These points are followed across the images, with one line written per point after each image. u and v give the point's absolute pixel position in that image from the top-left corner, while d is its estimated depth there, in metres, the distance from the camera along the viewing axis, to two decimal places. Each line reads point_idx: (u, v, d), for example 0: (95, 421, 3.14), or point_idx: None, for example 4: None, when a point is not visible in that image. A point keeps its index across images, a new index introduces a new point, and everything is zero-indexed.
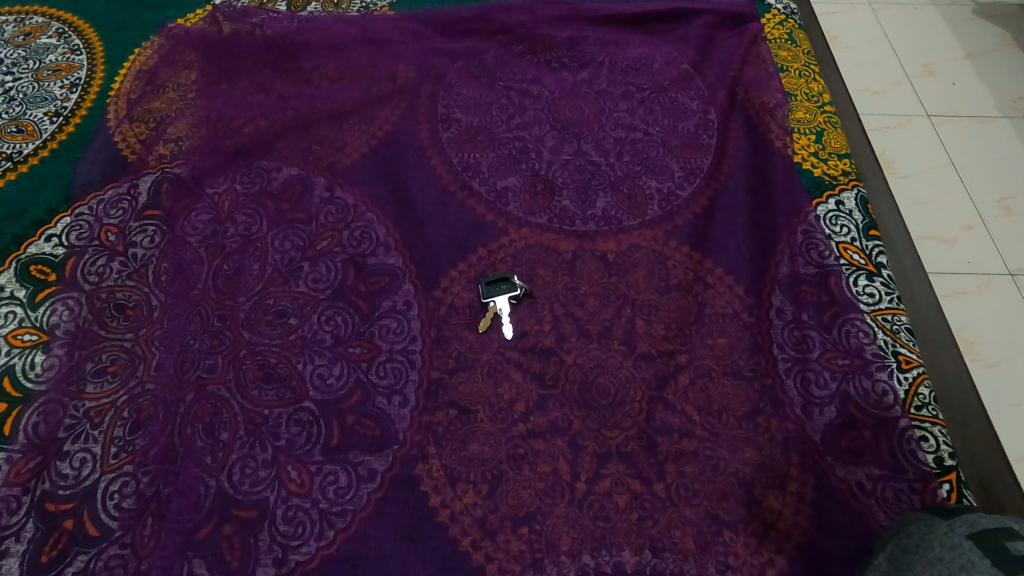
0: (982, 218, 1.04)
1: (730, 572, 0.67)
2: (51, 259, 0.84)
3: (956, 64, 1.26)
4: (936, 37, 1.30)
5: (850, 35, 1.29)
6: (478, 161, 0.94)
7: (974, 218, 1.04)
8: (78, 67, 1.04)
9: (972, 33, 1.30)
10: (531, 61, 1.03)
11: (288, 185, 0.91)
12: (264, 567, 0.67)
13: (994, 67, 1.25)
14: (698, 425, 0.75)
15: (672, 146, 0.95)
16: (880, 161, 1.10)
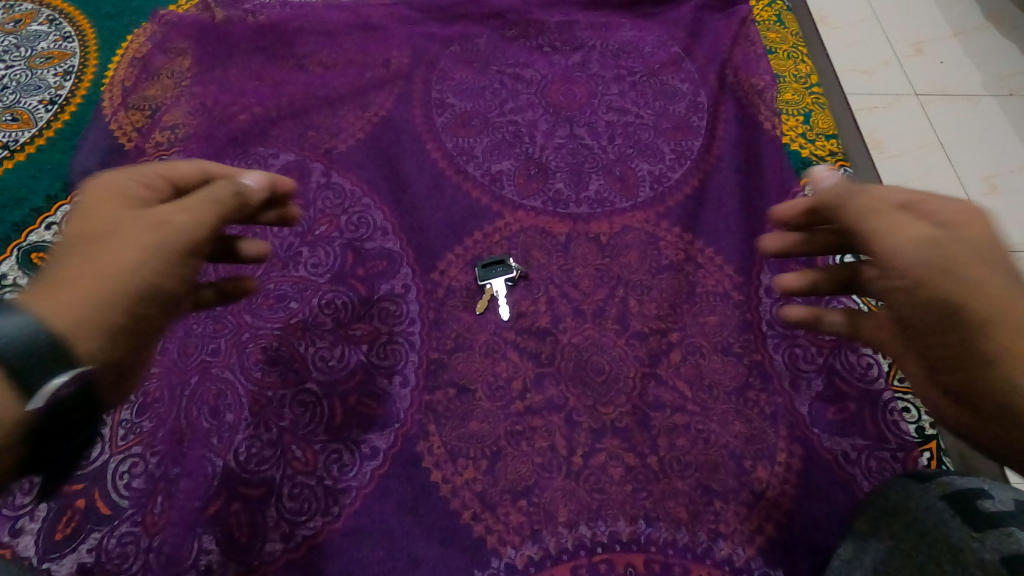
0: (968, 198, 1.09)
1: (720, 540, 0.70)
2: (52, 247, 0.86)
3: (944, 42, 1.28)
4: (925, 14, 1.31)
5: (840, 15, 1.30)
6: (472, 146, 0.95)
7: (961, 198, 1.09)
8: (71, 54, 1.04)
9: (961, 10, 1.32)
10: (523, 45, 1.04)
11: (285, 171, 0.93)
12: (272, 542, 0.70)
13: (982, 44, 1.27)
14: (689, 400, 0.77)
15: (662, 128, 0.97)
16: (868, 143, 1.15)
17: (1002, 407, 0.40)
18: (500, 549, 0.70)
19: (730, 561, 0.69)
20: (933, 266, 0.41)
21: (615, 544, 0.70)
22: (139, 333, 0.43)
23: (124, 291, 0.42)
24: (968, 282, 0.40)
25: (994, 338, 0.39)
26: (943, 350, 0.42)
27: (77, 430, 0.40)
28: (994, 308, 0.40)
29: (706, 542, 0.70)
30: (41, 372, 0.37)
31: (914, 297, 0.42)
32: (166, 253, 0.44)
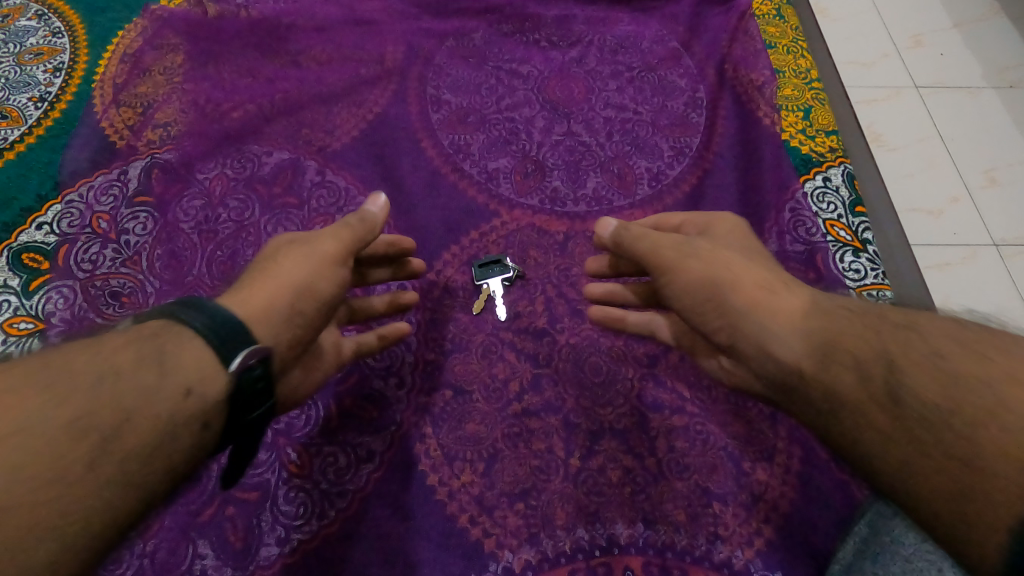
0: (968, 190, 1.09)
1: (719, 542, 0.70)
2: (44, 247, 0.85)
3: (944, 34, 1.26)
4: (925, 5, 1.30)
5: (839, 4, 1.28)
6: (469, 143, 0.94)
7: (961, 190, 1.09)
8: (61, 50, 1.02)
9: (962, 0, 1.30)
10: (520, 40, 1.02)
11: (279, 169, 0.92)
12: (267, 546, 0.69)
13: (983, 36, 1.26)
14: (688, 401, 0.76)
15: (661, 125, 0.96)
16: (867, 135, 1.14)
17: (766, 367, 0.54)
18: (497, 552, 0.69)
19: (729, 563, 0.69)
20: (700, 266, 0.59)
21: (613, 547, 0.69)
22: (297, 315, 0.56)
23: (290, 286, 0.56)
24: (721, 273, 0.58)
25: (746, 311, 0.55)
26: (712, 325, 0.58)
27: (263, 401, 0.50)
28: (744, 291, 0.56)
29: (705, 545, 0.70)
30: (235, 345, 0.48)
31: (687, 291, 0.59)
32: (318, 263, 0.59)
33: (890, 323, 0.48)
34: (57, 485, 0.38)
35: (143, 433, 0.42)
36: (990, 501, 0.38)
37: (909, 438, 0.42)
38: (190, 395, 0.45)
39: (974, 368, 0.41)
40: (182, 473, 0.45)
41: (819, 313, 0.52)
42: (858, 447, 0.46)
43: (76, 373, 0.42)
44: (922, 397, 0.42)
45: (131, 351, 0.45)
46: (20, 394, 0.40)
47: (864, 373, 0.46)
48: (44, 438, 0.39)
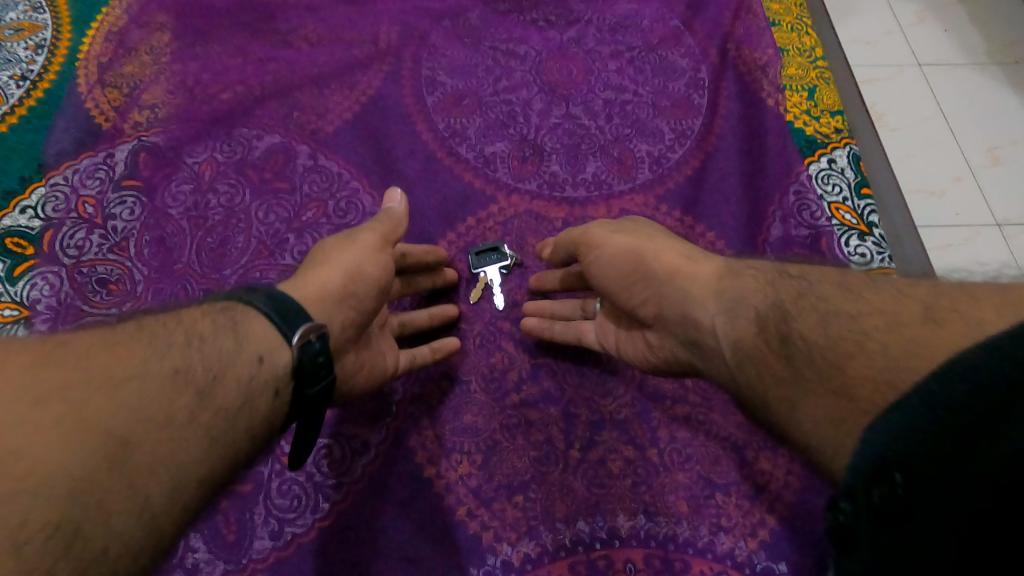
0: (970, 169, 1.09)
1: (722, 534, 0.69)
2: (27, 232, 0.83)
3: (946, 10, 1.25)
4: None
5: None
6: (465, 126, 0.91)
7: (963, 169, 1.09)
8: (43, 27, 0.99)
9: None
10: (516, 19, 0.99)
11: (270, 153, 0.89)
12: (261, 539, 0.68)
13: (986, 11, 1.25)
14: (690, 390, 0.75)
15: (661, 106, 0.93)
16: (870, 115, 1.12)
17: (683, 327, 0.57)
18: (496, 546, 0.68)
19: (732, 555, 0.68)
20: (624, 242, 0.64)
21: (614, 540, 0.68)
22: (349, 296, 0.59)
23: (340, 267, 0.59)
24: (645, 244, 0.63)
25: (663, 272, 0.60)
26: (637, 295, 0.63)
27: (328, 377, 0.50)
28: (664, 259, 0.60)
29: (707, 536, 0.69)
30: (295, 319, 0.49)
31: (612, 263, 0.65)
32: (365, 250, 0.61)
33: (781, 276, 0.52)
34: (167, 432, 0.41)
35: (231, 391, 0.45)
36: (856, 418, 0.40)
37: (796, 375, 0.45)
38: (263, 363, 0.47)
39: (845, 306, 0.45)
40: (263, 436, 0.47)
41: (731, 273, 0.56)
42: (760, 391, 0.49)
43: (169, 336, 0.45)
44: (807, 336, 0.45)
45: (209, 322, 0.47)
46: (127, 349, 0.43)
47: (761, 322, 0.49)
48: (154, 387, 0.41)
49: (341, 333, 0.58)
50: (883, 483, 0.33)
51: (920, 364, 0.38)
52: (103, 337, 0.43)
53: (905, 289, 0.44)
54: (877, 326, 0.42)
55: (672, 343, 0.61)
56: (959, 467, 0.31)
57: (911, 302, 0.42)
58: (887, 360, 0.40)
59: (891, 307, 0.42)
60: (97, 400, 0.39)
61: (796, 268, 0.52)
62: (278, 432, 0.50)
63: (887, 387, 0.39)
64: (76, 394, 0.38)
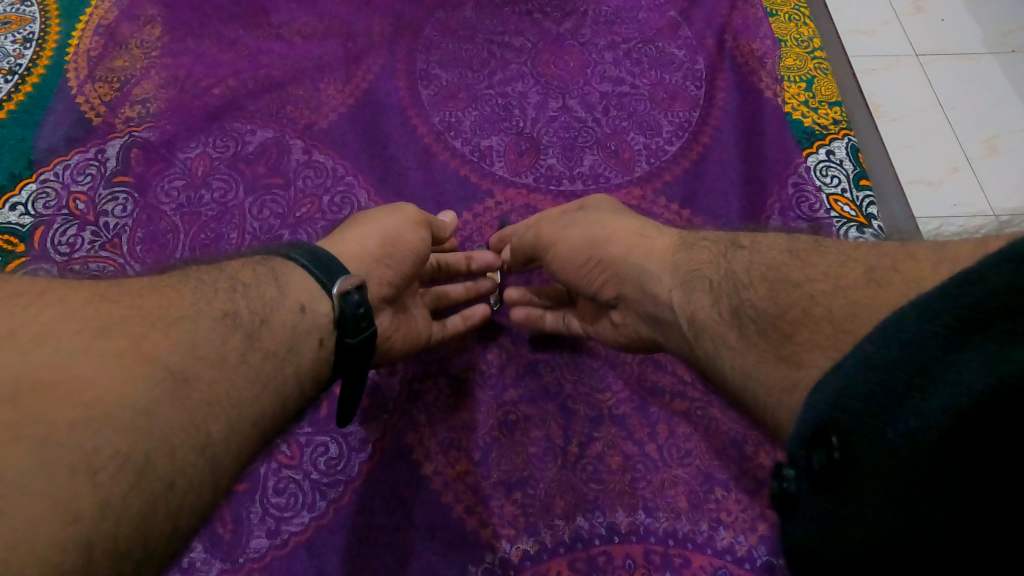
0: (968, 159, 1.10)
1: (722, 529, 0.68)
2: (18, 229, 0.82)
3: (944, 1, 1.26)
4: None
5: None
6: (460, 120, 0.90)
7: (961, 159, 1.09)
8: (31, 20, 0.98)
9: None
10: (512, 11, 0.98)
11: (263, 148, 0.88)
12: (257, 538, 0.67)
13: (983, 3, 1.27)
14: (689, 385, 0.74)
15: (658, 98, 0.92)
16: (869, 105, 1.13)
17: (644, 304, 0.58)
18: (494, 543, 0.67)
19: (731, 550, 0.68)
20: (578, 234, 0.65)
21: (613, 536, 0.68)
22: (387, 258, 0.60)
23: (380, 230, 0.61)
24: (599, 233, 0.63)
25: (624, 255, 0.60)
26: (597, 282, 0.64)
27: (368, 330, 0.51)
28: (620, 242, 0.61)
29: (707, 531, 0.68)
30: (336, 272, 0.51)
31: (570, 257, 0.65)
32: (406, 218, 0.64)
33: (733, 247, 0.53)
34: (221, 372, 0.42)
35: (276, 336, 0.47)
36: (803, 380, 0.41)
37: (749, 343, 0.46)
38: (304, 312, 0.49)
39: (793, 273, 0.46)
40: (308, 385, 0.49)
41: (686, 246, 0.57)
42: (717, 360, 0.50)
43: (216, 284, 0.47)
44: (758, 306, 0.46)
45: (251, 272, 0.49)
46: (178, 293, 0.44)
47: (716, 294, 0.51)
48: (206, 329, 0.43)
49: (377, 294, 0.59)
50: (821, 450, 0.32)
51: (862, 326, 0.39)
52: (155, 284, 0.45)
53: (849, 252, 0.45)
54: (822, 291, 0.43)
55: (635, 321, 0.62)
56: (883, 451, 0.30)
57: (854, 265, 0.43)
58: (831, 326, 0.41)
59: (835, 271, 0.44)
60: (155, 338, 0.40)
61: (747, 239, 0.53)
62: (321, 385, 0.51)
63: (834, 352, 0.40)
64: (138, 330, 0.40)
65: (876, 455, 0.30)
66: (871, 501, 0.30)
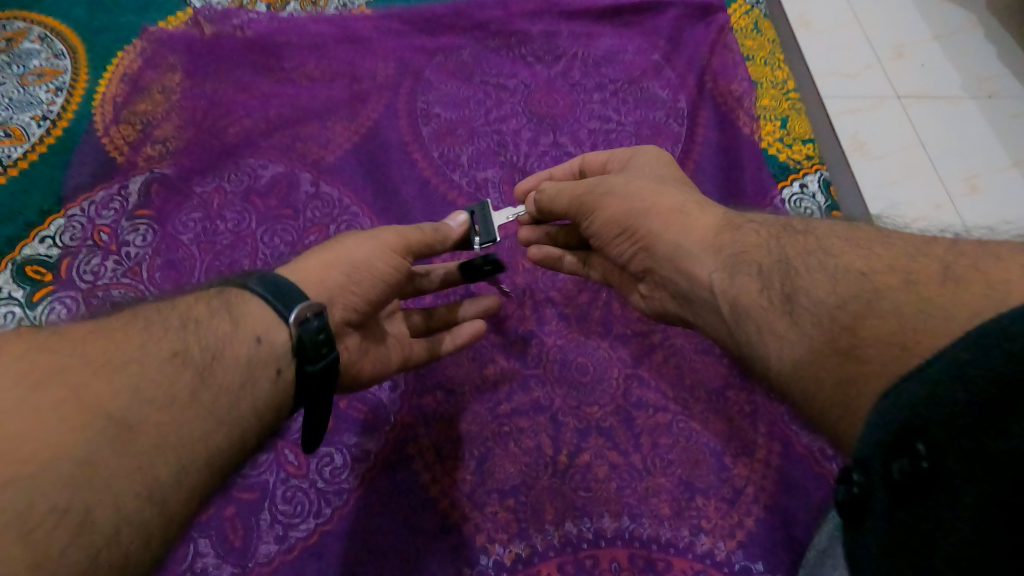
0: (949, 196, 1.18)
1: (702, 535, 0.72)
2: (47, 260, 0.89)
3: (927, 45, 1.35)
4: (908, 18, 1.39)
5: (825, 18, 1.37)
6: (458, 154, 0.97)
7: (943, 197, 1.18)
8: (61, 71, 1.06)
9: (943, 13, 1.39)
10: (507, 55, 1.06)
11: (274, 182, 0.95)
12: (267, 544, 0.72)
13: (964, 46, 1.35)
14: (671, 399, 0.79)
15: (642, 135, 0.99)
16: (853, 143, 1.23)
17: (678, 281, 0.63)
18: (488, 547, 0.72)
19: (711, 555, 0.71)
20: (616, 204, 0.69)
21: (600, 540, 0.72)
22: (348, 289, 0.62)
23: (346, 261, 0.62)
24: (636, 205, 0.67)
25: (660, 232, 0.65)
26: (628, 252, 0.69)
27: (329, 355, 0.55)
28: (658, 217, 0.65)
29: (688, 537, 0.72)
30: (292, 301, 0.55)
31: (607, 227, 0.70)
32: (376, 245, 0.64)
33: (784, 232, 0.57)
34: (170, 411, 0.47)
35: (228, 371, 0.51)
36: (859, 377, 0.44)
37: (799, 328, 0.49)
38: (260, 342, 0.53)
39: (857, 263, 0.49)
40: (268, 414, 0.53)
41: (729, 228, 0.61)
42: (759, 348, 0.53)
43: (167, 322, 0.52)
44: (812, 293, 0.50)
45: (204, 306, 0.54)
46: (126, 336, 0.50)
47: (766, 281, 0.54)
48: (153, 370, 0.48)
49: (341, 320, 0.63)
50: (904, 457, 0.35)
51: (939, 329, 0.41)
52: (105, 328, 0.50)
53: (922, 247, 0.47)
54: (891, 284, 0.45)
55: (663, 297, 0.68)
56: (975, 460, 0.32)
57: (926, 260, 0.46)
58: (897, 319, 0.43)
59: (905, 266, 0.46)
60: (96, 387, 0.45)
61: (801, 224, 0.57)
62: (287, 409, 0.56)
63: (899, 346, 0.43)
64: (77, 380, 0.45)
65: (963, 465, 0.32)
66: (959, 511, 0.32)
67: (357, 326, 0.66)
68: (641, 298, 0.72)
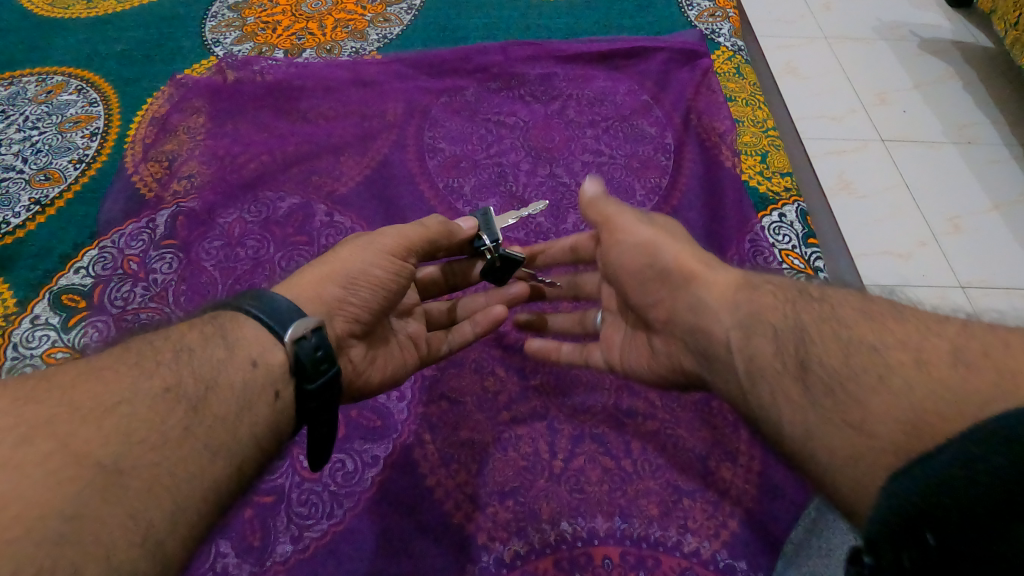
0: (934, 235, 1.23)
1: (690, 534, 0.77)
2: (81, 289, 0.94)
3: (906, 95, 1.45)
4: (888, 71, 1.50)
5: (809, 67, 1.48)
6: (461, 185, 1.05)
7: (927, 235, 1.23)
8: (96, 118, 1.15)
9: (918, 68, 1.50)
10: (506, 95, 1.15)
11: (291, 212, 1.02)
12: (282, 543, 0.76)
13: (939, 99, 1.45)
14: (659, 408, 0.85)
15: (633, 167, 1.07)
16: (840, 181, 1.30)
17: (698, 337, 0.65)
18: (489, 545, 0.76)
19: (698, 553, 0.75)
20: (647, 233, 0.72)
21: (593, 539, 0.76)
22: (345, 302, 0.66)
23: (341, 276, 0.66)
24: (663, 244, 0.71)
25: (682, 282, 0.67)
26: (652, 295, 0.70)
27: (328, 371, 0.56)
28: (682, 265, 0.68)
29: (676, 536, 0.76)
30: (290, 320, 0.56)
31: (632, 255, 0.72)
32: (373, 252, 0.68)
33: (801, 297, 0.60)
34: (162, 451, 0.46)
35: (225, 401, 0.51)
36: (873, 452, 0.48)
37: (812, 400, 0.52)
38: (256, 366, 0.54)
39: (868, 336, 0.53)
40: (268, 439, 0.54)
41: (747, 288, 0.64)
42: (772, 411, 0.56)
43: (159, 355, 0.52)
44: (825, 362, 0.53)
45: (198, 334, 0.54)
46: (115, 375, 0.49)
47: (781, 345, 0.57)
48: (145, 410, 0.47)
49: (343, 332, 0.66)
50: (915, 547, 0.40)
51: (948, 412, 0.46)
52: (89, 369, 0.49)
53: (932, 327, 0.52)
54: (901, 362, 0.50)
55: (680, 351, 0.68)
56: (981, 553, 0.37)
57: (935, 340, 0.50)
58: (911, 400, 0.47)
59: (916, 344, 0.51)
60: (85, 434, 0.44)
61: (816, 291, 0.60)
62: (288, 431, 0.57)
63: (912, 429, 0.47)
64: (65, 429, 0.44)
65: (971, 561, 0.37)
66: None
67: (360, 337, 0.70)
68: (648, 350, 0.74)
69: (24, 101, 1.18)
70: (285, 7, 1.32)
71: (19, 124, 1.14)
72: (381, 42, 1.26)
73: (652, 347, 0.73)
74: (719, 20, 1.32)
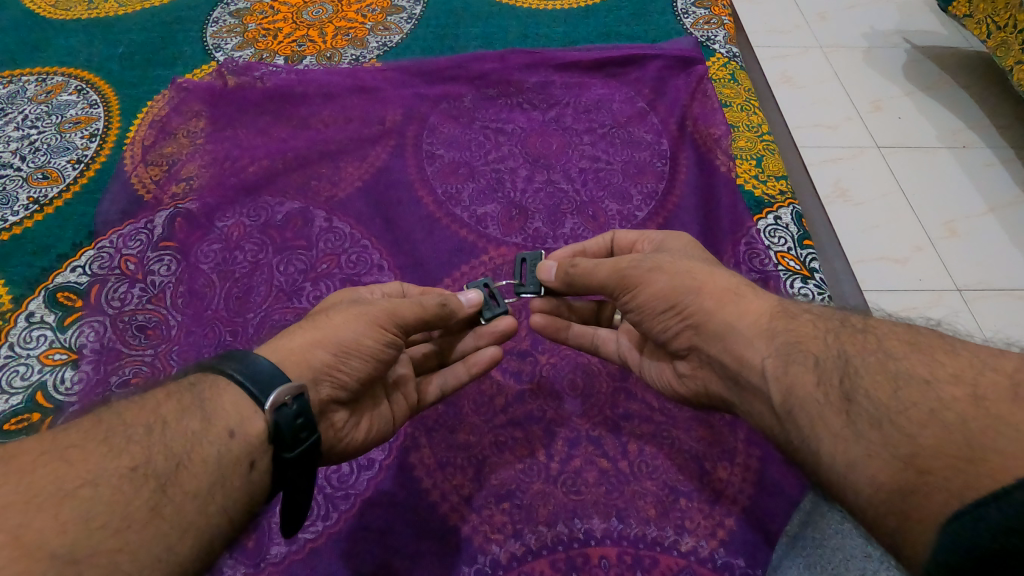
0: (930, 239, 1.24)
1: (686, 534, 0.77)
2: (77, 287, 0.94)
3: (901, 102, 1.47)
4: (883, 78, 1.51)
5: (805, 76, 1.50)
6: (460, 191, 1.06)
7: (924, 240, 1.24)
8: (96, 119, 1.16)
9: (913, 74, 1.52)
10: (504, 103, 1.16)
11: (289, 217, 1.02)
12: (278, 544, 0.75)
13: (934, 104, 1.47)
14: (655, 410, 0.85)
15: (628, 172, 1.08)
16: (837, 190, 1.31)
17: (728, 362, 0.61)
18: (484, 546, 0.76)
19: (695, 552, 0.75)
20: (665, 280, 0.65)
21: (590, 540, 0.76)
22: (335, 369, 0.62)
23: (330, 340, 0.62)
24: (687, 283, 0.64)
25: (713, 310, 0.62)
26: (674, 329, 0.66)
27: (307, 439, 0.54)
28: (712, 296, 0.63)
29: (673, 536, 0.76)
30: (271, 386, 0.54)
31: (651, 303, 0.66)
32: (364, 322, 0.65)
33: (845, 327, 0.56)
34: (127, 533, 0.44)
35: (195, 476, 0.49)
36: (926, 489, 0.43)
37: (856, 432, 0.48)
38: (233, 437, 0.51)
39: (919, 370, 0.48)
40: (252, 492, 0.52)
41: (787, 316, 0.59)
42: (811, 443, 0.51)
43: (131, 430, 0.49)
44: (873, 395, 0.48)
45: (175, 404, 0.52)
46: (81, 454, 0.46)
47: (823, 375, 0.52)
48: (109, 492, 0.45)
49: (328, 398, 0.63)
50: None
51: (1007, 448, 0.40)
52: (56, 449, 0.47)
53: (990, 360, 0.47)
54: (956, 397, 0.45)
55: (707, 375, 0.66)
56: None
57: (995, 376, 0.45)
58: (964, 433, 0.43)
59: (973, 377, 0.46)
60: (40, 522, 0.41)
61: (859, 322, 0.56)
62: (262, 500, 0.54)
63: (969, 462, 0.41)
64: (16, 520, 0.41)
65: None
66: None
67: (345, 402, 0.67)
68: (682, 377, 0.70)
69: (23, 100, 1.19)
70: (287, 14, 1.33)
71: (18, 122, 1.15)
72: (381, 50, 1.28)
73: (677, 372, 0.71)
74: (715, 27, 1.33)
